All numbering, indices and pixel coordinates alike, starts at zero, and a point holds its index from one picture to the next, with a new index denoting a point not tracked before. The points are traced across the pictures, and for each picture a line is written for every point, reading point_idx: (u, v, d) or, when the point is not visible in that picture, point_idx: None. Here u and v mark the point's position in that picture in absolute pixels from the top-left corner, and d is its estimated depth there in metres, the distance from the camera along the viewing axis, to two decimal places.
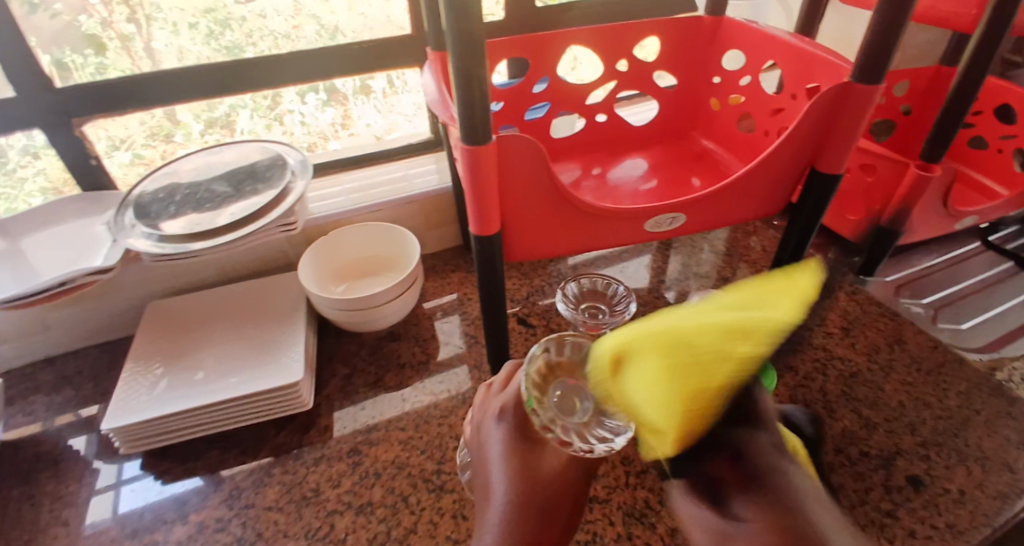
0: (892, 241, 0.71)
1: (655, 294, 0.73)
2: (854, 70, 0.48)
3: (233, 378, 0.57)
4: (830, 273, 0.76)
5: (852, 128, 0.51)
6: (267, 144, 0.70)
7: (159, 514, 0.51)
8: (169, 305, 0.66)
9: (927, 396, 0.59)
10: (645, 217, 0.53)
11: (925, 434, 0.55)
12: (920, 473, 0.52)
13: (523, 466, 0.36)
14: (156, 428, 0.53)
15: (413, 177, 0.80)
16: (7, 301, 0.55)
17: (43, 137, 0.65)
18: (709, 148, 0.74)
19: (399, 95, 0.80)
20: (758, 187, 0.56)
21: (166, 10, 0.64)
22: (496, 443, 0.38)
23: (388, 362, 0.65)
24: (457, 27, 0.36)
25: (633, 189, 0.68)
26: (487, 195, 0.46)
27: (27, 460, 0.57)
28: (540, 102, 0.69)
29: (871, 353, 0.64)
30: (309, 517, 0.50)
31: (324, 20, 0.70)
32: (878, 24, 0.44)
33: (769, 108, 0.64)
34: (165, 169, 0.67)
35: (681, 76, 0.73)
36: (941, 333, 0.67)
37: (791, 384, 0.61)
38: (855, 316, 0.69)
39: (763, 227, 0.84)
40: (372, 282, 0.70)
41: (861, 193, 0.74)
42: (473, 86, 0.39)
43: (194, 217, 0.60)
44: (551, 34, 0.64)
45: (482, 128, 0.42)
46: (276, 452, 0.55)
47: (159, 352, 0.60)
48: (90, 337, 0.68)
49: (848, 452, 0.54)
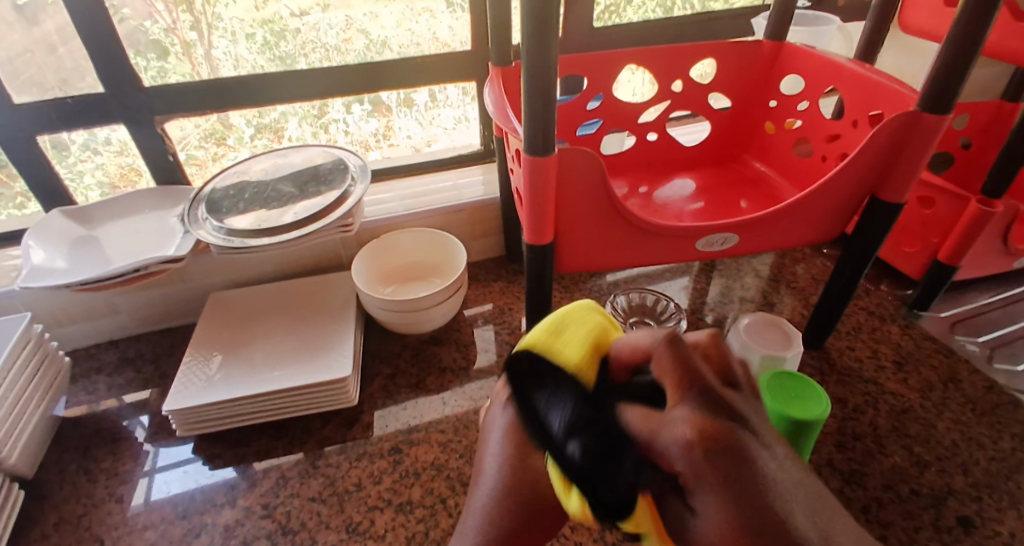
0: (948, 276, 0.68)
1: (697, 315, 0.73)
2: (921, 98, 0.47)
3: (284, 370, 0.59)
4: (881, 305, 0.74)
5: (919, 157, 0.50)
6: (329, 149, 0.73)
7: (207, 496, 0.53)
8: (227, 297, 0.69)
9: (982, 437, 0.57)
10: (697, 235, 0.53)
11: (977, 475, 0.53)
12: (972, 514, 0.50)
13: (521, 459, 0.33)
14: (212, 412, 0.55)
15: (462, 186, 0.81)
16: (81, 283, 0.59)
17: (106, 135, 0.70)
18: (761, 171, 0.74)
19: (439, 110, 0.82)
20: (814, 213, 0.55)
21: (226, 20, 0.68)
22: (497, 431, 0.35)
23: (430, 366, 0.66)
24: (535, 42, 0.38)
25: (682, 208, 0.68)
26: (545, 204, 0.47)
27: (87, 436, 0.60)
28: (592, 119, 0.70)
29: (923, 389, 0.62)
30: (351, 511, 0.51)
31: (372, 35, 0.73)
32: (948, 54, 0.44)
33: (827, 133, 0.64)
34: (235, 168, 0.70)
35: (736, 99, 0.73)
36: (997, 374, 0.64)
37: (840, 416, 0.59)
38: (908, 350, 0.67)
39: (811, 254, 0.83)
40: (418, 287, 0.71)
41: (918, 226, 0.72)
42: (543, 99, 0.41)
43: (262, 213, 0.64)
44: (608, 55, 0.65)
45: (546, 141, 0.43)
46: (320, 445, 0.57)
47: (217, 342, 0.63)
48: (151, 323, 0.72)
49: (898, 489, 0.52)
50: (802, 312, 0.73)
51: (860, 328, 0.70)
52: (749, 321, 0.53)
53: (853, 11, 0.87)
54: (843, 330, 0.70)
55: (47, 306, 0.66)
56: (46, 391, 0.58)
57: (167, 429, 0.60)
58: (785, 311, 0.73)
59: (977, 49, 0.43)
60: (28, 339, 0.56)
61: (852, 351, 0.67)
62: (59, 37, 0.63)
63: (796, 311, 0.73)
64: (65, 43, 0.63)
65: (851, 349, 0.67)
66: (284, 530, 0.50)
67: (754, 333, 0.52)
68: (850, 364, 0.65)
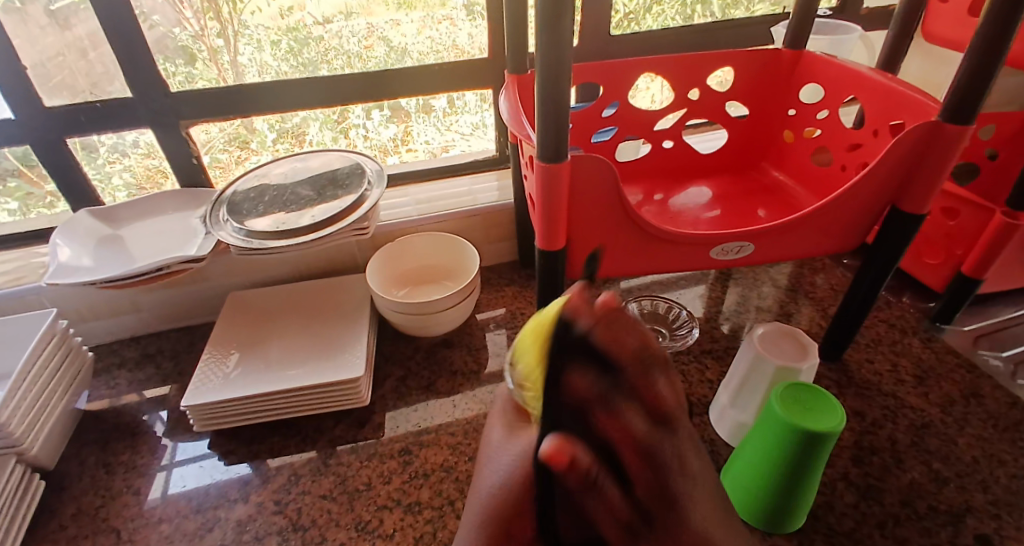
0: (971, 289, 0.66)
1: (712, 324, 0.72)
2: (942, 108, 0.47)
3: (297, 370, 0.60)
4: (901, 318, 0.72)
5: (940, 168, 0.49)
6: (346, 154, 0.74)
7: (221, 492, 0.54)
8: (246, 297, 0.70)
9: (1002, 453, 0.55)
10: (713, 243, 0.53)
11: (999, 493, 0.52)
12: (991, 533, 0.49)
13: None
14: (226, 410, 0.56)
15: (475, 192, 0.82)
16: (106, 281, 0.60)
17: (134, 137, 0.72)
18: (780, 179, 0.73)
19: (458, 115, 0.83)
20: (833, 222, 0.55)
21: (252, 27, 0.70)
22: None
23: (441, 368, 0.67)
24: (549, 50, 0.38)
25: (698, 216, 0.68)
26: (557, 210, 0.47)
27: (106, 430, 0.62)
28: (607, 126, 0.70)
29: (945, 405, 0.60)
30: (360, 509, 0.52)
31: (393, 42, 0.75)
32: (971, 64, 0.43)
33: (847, 143, 0.63)
34: (256, 173, 0.72)
35: (753, 108, 0.72)
36: (1021, 390, 0.62)
37: (856, 430, 0.58)
38: (929, 364, 0.65)
39: (831, 265, 0.81)
40: (432, 290, 0.72)
41: (943, 239, 0.70)
42: (557, 104, 0.41)
43: (281, 216, 0.65)
44: (626, 63, 0.65)
45: (559, 146, 0.43)
46: (332, 444, 0.58)
47: (234, 340, 0.64)
48: (171, 321, 0.74)
49: (916, 505, 0.51)
50: (821, 323, 0.71)
51: (880, 340, 0.69)
52: (765, 331, 0.53)
53: (876, 19, 0.86)
54: (862, 342, 0.69)
55: (72, 302, 0.68)
56: (69, 385, 0.59)
57: (184, 424, 0.62)
58: (803, 322, 0.72)
59: (1001, 60, 0.42)
60: (53, 334, 0.58)
61: (871, 364, 0.66)
62: (90, 41, 0.65)
63: (813, 321, 0.72)
64: (95, 48, 0.65)
65: (870, 362, 0.66)
66: (295, 527, 0.51)
67: (768, 343, 0.52)
68: (868, 377, 0.64)
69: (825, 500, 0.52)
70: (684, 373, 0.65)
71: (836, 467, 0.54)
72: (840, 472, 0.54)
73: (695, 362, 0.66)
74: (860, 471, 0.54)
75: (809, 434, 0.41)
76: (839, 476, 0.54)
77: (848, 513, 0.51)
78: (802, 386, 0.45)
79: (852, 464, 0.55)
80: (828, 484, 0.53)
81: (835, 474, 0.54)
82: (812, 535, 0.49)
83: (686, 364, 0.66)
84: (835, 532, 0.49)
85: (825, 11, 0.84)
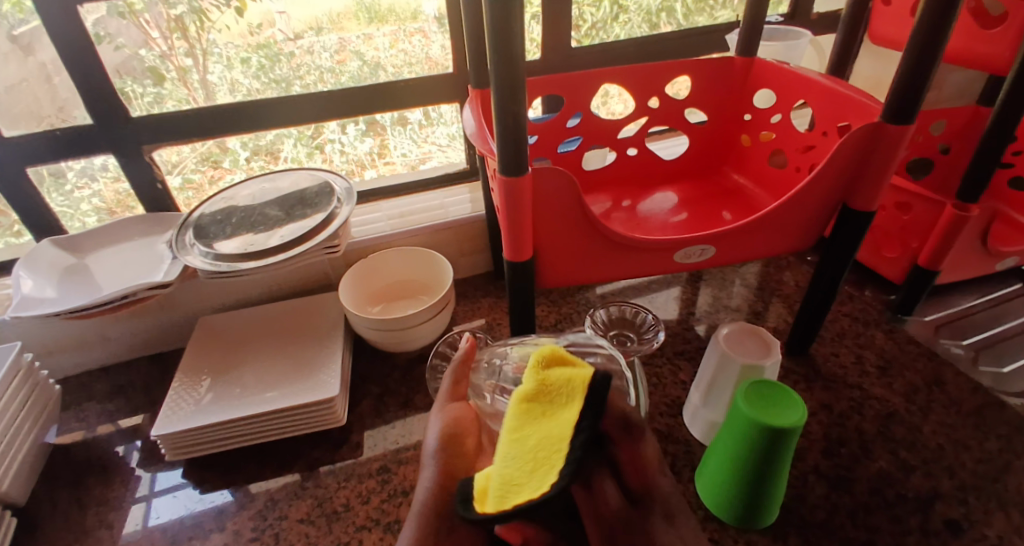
0: (929, 280, 0.69)
1: (684, 325, 0.73)
2: (885, 110, 0.49)
3: (271, 393, 0.59)
4: (864, 310, 0.74)
5: (884, 167, 0.51)
6: (315, 172, 0.75)
7: (198, 522, 0.54)
8: (218, 320, 0.70)
9: (967, 439, 0.57)
10: (674, 248, 0.54)
11: (964, 477, 0.54)
12: (959, 517, 0.51)
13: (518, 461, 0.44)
14: (200, 438, 0.55)
15: (448, 205, 0.83)
16: (70, 312, 0.59)
17: (103, 161, 0.71)
18: (741, 182, 0.75)
19: (433, 127, 0.83)
20: (789, 222, 0.56)
21: (221, 46, 0.69)
22: None
23: (419, 383, 0.67)
24: (502, 67, 0.39)
25: (662, 221, 0.69)
26: (523, 224, 0.48)
27: (77, 464, 0.60)
28: (572, 136, 0.71)
29: (908, 394, 0.62)
30: (340, 531, 0.52)
31: (366, 56, 0.75)
32: (907, 66, 0.45)
33: (801, 145, 0.65)
34: (224, 194, 0.72)
35: (711, 113, 0.74)
36: (982, 375, 0.65)
37: (825, 421, 0.60)
38: (892, 354, 0.68)
39: (796, 262, 0.84)
40: (406, 304, 0.73)
41: (897, 232, 0.73)
42: (513, 119, 0.42)
43: (250, 237, 0.65)
44: (587, 74, 0.66)
45: (519, 161, 0.44)
46: (310, 467, 0.57)
47: (205, 366, 0.64)
48: (141, 349, 0.73)
49: (884, 493, 0.53)
50: (787, 320, 0.73)
51: (844, 334, 0.71)
52: (729, 330, 0.54)
53: (826, 23, 0.90)
54: (827, 336, 0.70)
55: (38, 335, 0.67)
56: (36, 420, 0.58)
57: (158, 454, 0.61)
58: (771, 318, 0.74)
59: (935, 64, 0.45)
60: (17, 369, 0.57)
61: (836, 356, 0.68)
62: (53, 66, 0.64)
63: (781, 319, 0.74)
64: (59, 73, 0.65)
65: (836, 355, 0.68)
66: None
67: (734, 342, 0.53)
68: (834, 370, 0.66)
69: (797, 492, 0.53)
70: (657, 375, 0.66)
71: (806, 460, 0.56)
72: (810, 465, 0.55)
73: (667, 363, 0.68)
74: (829, 463, 0.56)
75: (773, 431, 0.42)
76: (809, 468, 0.55)
77: (819, 505, 0.52)
78: (763, 382, 0.46)
79: (822, 456, 0.56)
80: (799, 477, 0.55)
81: (806, 467, 0.55)
82: (785, 528, 0.50)
83: (659, 366, 0.67)
84: (808, 525, 0.51)
85: (777, 18, 0.87)
